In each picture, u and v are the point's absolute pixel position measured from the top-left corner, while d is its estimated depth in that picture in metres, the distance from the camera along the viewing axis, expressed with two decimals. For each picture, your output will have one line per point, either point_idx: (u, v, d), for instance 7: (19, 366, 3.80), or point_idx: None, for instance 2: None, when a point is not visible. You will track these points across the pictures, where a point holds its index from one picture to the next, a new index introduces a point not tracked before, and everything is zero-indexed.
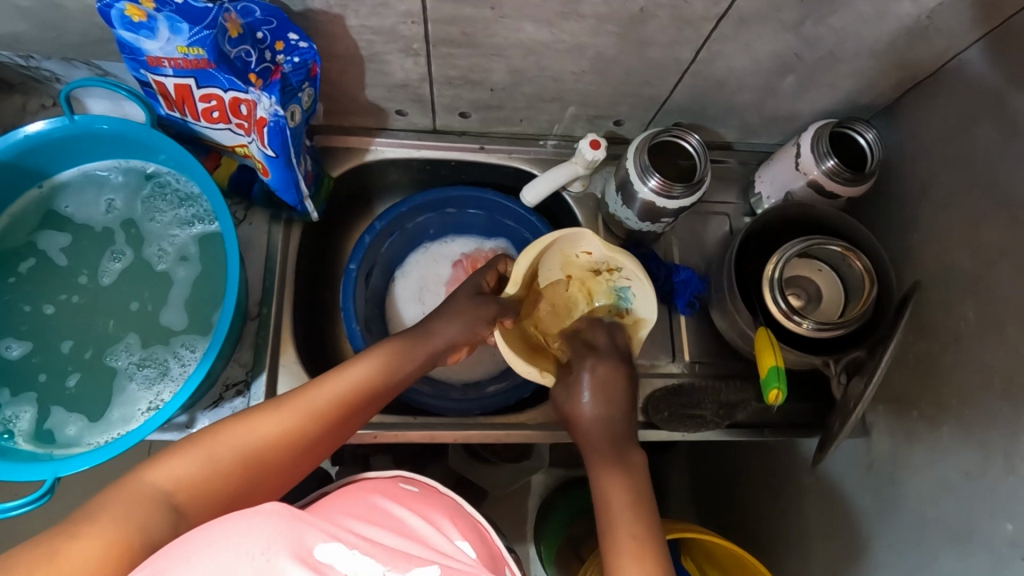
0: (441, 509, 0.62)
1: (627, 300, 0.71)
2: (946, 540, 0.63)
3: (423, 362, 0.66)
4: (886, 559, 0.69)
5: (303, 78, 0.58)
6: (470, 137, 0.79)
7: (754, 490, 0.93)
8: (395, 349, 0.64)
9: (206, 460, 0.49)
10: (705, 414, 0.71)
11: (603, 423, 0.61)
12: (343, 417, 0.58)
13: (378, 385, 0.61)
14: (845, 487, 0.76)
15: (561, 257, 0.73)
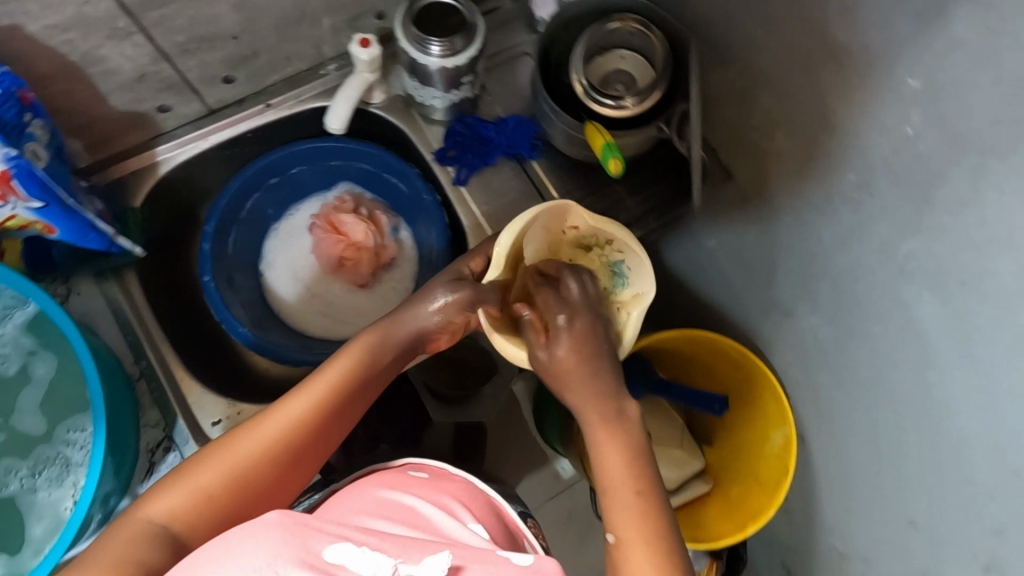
0: (452, 488, 0.62)
1: (622, 276, 0.65)
2: (821, 215, 0.70)
3: (402, 346, 0.63)
4: (794, 259, 0.78)
5: (20, 110, 0.53)
6: (250, 101, 0.75)
7: (687, 275, 1.01)
8: (368, 343, 0.61)
9: (191, 492, 0.49)
10: None
11: (589, 379, 0.57)
12: (326, 422, 0.57)
13: (355, 383, 0.59)
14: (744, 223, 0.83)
15: (546, 232, 0.65)
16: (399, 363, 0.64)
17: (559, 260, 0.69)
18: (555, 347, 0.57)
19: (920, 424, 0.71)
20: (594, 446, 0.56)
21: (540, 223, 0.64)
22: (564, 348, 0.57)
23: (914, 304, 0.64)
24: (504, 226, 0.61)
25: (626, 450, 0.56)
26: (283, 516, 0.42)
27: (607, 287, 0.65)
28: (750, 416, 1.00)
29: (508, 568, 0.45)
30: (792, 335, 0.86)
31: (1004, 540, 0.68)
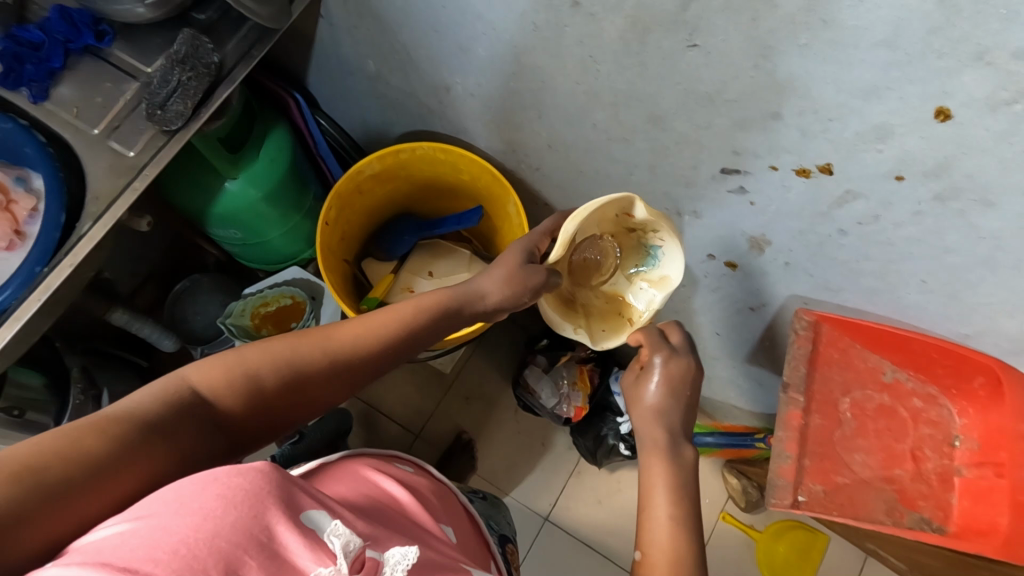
0: (419, 487, 0.71)
1: (656, 256, 0.82)
2: None
3: (466, 312, 0.71)
4: (409, 25, 0.79)
5: None
6: None
7: (398, 102, 1.02)
8: (448, 303, 0.69)
9: (244, 374, 0.54)
10: (180, 78, 0.72)
11: (676, 411, 0.66)
12: (372, 367, 0.63)
13: (410, 335, 0.65)
14: (368, 21, 0.84)
15: (603, 217, 0.79)
16: (463, 322, 0.72)
17: (605, 233, 0.84)
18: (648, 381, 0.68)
19: (559, 113, 0.76)
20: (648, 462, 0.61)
21: (599, 211, 0.77)
22: (655, 384, 0.68)
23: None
24: (571, 219, 0.74)
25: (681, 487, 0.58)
26: (271, 468, 0.42)
27: (640, 256, 0.84)
28: (494, 207, 1.04)
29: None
30: (476, 105, 0.88)
31: (661, 171, 0.74)
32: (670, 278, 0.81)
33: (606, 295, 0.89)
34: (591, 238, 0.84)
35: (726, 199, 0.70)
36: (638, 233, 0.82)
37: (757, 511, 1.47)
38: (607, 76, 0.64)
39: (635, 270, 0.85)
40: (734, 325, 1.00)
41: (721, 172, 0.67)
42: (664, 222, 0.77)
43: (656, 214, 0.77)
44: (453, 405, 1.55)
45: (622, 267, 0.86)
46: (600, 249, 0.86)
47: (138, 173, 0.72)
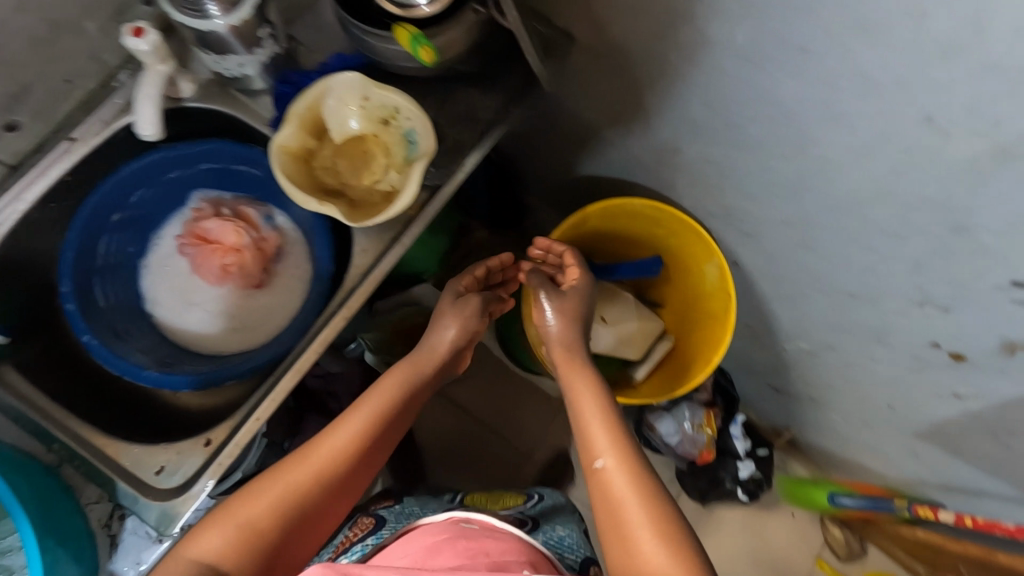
0: (501, 550, 0.61)
1: (415, 142, 0.71)
2: (661, 43, 0.71)
3: (430, 363, 0.81)
4: (663, 94, 0.79)
5: None
6: (54, 140, 0.69)
7: (594, 149, 1.01)
8: (398, 376, 0.77)
9: (242, 526, 0.60)
10: (456, 138, 0.73)
11: (603, 407, 0.69)
12: (365, 453, 0.70)
13: (384, 421, 0.73)
14: (609, 81, 0.84)
15: (345, 105, 0.71)
16: (428, 383, 0.81)
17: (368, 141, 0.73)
18: (601, 456, 0.65)
19: (817, 196, 0.75)
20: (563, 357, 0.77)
21: (337, 98, 0.70)
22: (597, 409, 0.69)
23: (773, 86, 0.65)
24: (299, 96, 0.67)
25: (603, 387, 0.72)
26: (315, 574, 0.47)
27: (405, 153, 0.72)
28: (682, 260, 1.04)
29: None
30: (703, 170, 0.87)
31: (922, 268, 0.73)
32: (430, 150, 0.69)
33: (374, 197, 0.71)
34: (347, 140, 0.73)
35: (997, 305, 0.69)
36: (394, 119, 0.71)
37: (855, 563, 1.47)
38: (918, 182, 0.63)
39: (406, 162, 0.71)
40: (915, 402, 0.99)
41: (1011, 285, 0.66)
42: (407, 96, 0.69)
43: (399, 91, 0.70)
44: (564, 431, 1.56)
45: (396, 161, 0.72)
46: (369, 164, 0.73)
47: (405, 228, 0.72)
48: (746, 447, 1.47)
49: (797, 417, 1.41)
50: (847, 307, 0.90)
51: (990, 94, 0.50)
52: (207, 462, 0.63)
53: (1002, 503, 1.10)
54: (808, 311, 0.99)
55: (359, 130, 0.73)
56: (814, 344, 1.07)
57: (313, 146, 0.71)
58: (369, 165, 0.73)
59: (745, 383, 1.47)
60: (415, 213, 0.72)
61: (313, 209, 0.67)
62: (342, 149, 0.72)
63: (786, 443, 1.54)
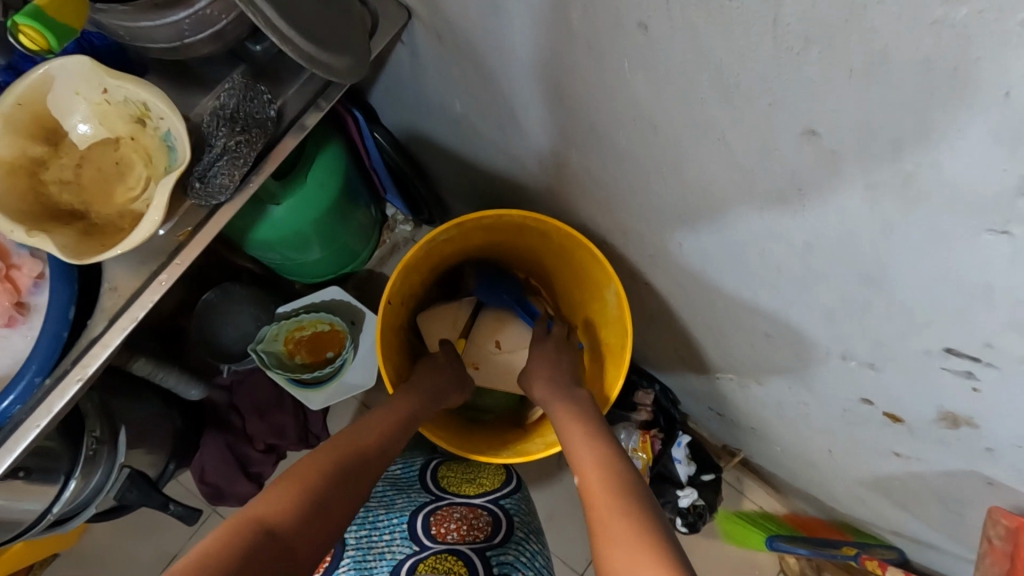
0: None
1: (173, 149, 0.55)
2: (497, 17, 0.54)
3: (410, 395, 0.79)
4: (521, 84, 0.62)
5: None
6: None
7: (478, 147, 0.85)
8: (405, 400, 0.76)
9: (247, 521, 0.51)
10: (224, 145, 0.55)
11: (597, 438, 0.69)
12: (369, 469, 0.65)
13: (387, 441, 0.70)
14: (464, 67, 0.67)
15: (81, 103, 0.55)
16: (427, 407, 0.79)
17: (125, 149, 0.57)
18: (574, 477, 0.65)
19: (707, 222, 0.58)
20: (548, 394, 0.80)
21: (67, 95, 0.54)
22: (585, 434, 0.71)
23: (625, 78, 0.49)
24: (3, 92, 0.51)
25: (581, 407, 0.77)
26: None
27: (166, 164, 0.55)
28: (582, 282, 0.87)
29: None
30: (588, 179, 0.71)
31: (840, 318, 0.56)
32: (184, 161, 0.53)
33: (125, 221, 0.55)
34: (97, 149, 0.57)
35: (931, 374, 0.52)
36: (148, 119, 0.55)
37: None
38: (814, 214, 0.45)
39: (165, 174, 0.55)
40: (857, 455, 0.83)
41: (943, 351, 0.49)
42: (151, 87, 0.53)
43: (145, 83, 0.53)
44: None
45: (156, 172, 0.56)
46: (124, 180, 0.57)
47: (169, 260, 0.57)
48: (689, 472, 1.31)
49: (744, 442, 1.26)
50: (768, 346, 0.74)
51: (880, 100, 0.34)
52: None
53: (959, 560, 0.95)
54: (729, 346, 0.83)
55: (108, 133, 0.57)
56: (744, 378, 0.90)
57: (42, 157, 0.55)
58: (125, 179, 0.56)
59: (689, 403, 1.32)
60: (185, 237, 0.57)
61: (19, 239, 0.50)
62: (88, 161, 0.56)
63: (739, 461, 1.38)
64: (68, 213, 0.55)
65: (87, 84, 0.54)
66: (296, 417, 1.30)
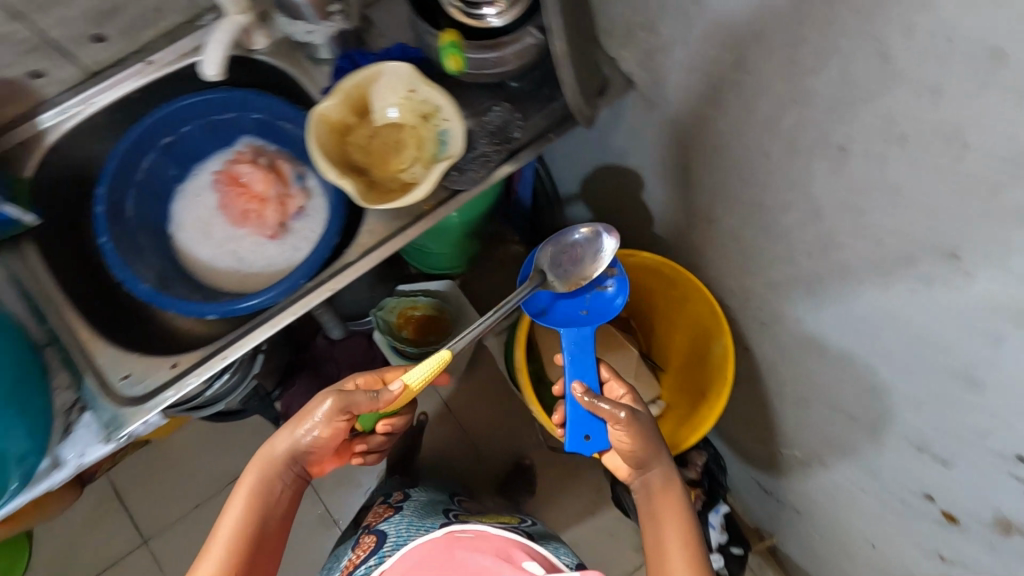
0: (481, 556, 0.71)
1: (446, 143, 0.73)
2: (711, 108, 0.70)
3: (277, 458, 0.74)
4: (705, 161, 0.78)
5: None
6: (132, 59, 0.74)
7: (634, 200, 1.02)
8: (257, 468, 0.73)
9: None
10: (486, 150, 0.73)
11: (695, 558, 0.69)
12: (254, 544, 0.69)
13: (261, 502, 0.71)
14: (657, 135, 0.83)
15: (389, 92, 0.74)
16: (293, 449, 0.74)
17: (404, 131, 0.75)
18: None
19: (835, 305, 0.71)
20: (653, 485, 0.74)
21: (382, 86, 0.73)
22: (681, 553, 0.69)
23: (808, 180, 0.64)
24: (347, 74, 0.70)
25: (687, 534, 0.70)
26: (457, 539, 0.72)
27: (435, 151, 0.73)
28: (693, 333, 1.00)
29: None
30: (729, 248, 0.86)
31: (927, 414, 0.68)
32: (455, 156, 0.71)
33: (395, 184, 0.73)
34: (385, 126, 0.75)
35: (999, 478, 0.63)
36: (433, 117, 0.73)
37: None
38: (936, 321, 0.58)
39: (433, 159, 0.73)
40: (900, 552, 0.91)
41: (1015, 458, 0.60)
42: (445, 94, 0.71)
43: (442, 89, 0.72)
44: (542, 463, 1.52)
45: (425, 156, 0.74)
46: (398, 153, 0.75)
47: (414, 222, 0.74)
48: (721, 540, 1.39)
49: (781, 526, 1.33)
50: (846, 428, 0.85)
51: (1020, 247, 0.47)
52: (168, 381, 0.67)
53: None
54: (808, 421, 0.94)
55: (398, 118, 0.75)
56: (810, 457, 1.00)
57: (351, 123, 0.74)
58: (400, 153, 0.75)
59: (736, 475, 1.40)
60: (428, 208, 0.74)
61: (331, 179, 0.69)
62: (378, 133, 0.75)
63: (766, 547, 1.45)
64: (357, 165, 0.74)
65: (401, 82, 0.72)
66: None
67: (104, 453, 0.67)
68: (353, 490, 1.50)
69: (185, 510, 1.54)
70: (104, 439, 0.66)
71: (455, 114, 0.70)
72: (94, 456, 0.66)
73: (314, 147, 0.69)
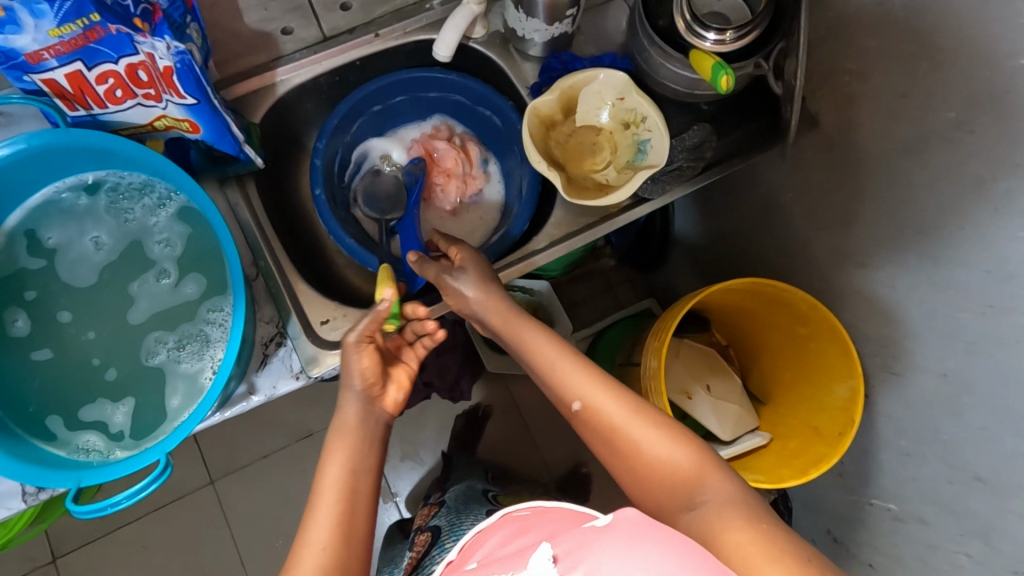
0: (552, 520, 0.60)
1: (644, 151, 0.77)
2: (908, 160, 0.73)
3: (350, 424, 0.65)
4: (879, 207, 0.81)
5: (196, 79, 0.59)
6: (361, 30, 0.79)
7: (773, 234, 1.05)
8: (339, 443, 0.63)
9: None
10: (682, 164, 0.77)
11: (604, 387, 0.64)
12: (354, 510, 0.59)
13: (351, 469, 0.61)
14: (827, 175, 0.87)
15: (597, 97, 0.77)
16: (353, 396, 0.66)
17: (601, 134, 0.80)
18: (577, 402, 0.64)
19: (997, 370, 0.74)
20: (522, 349, 0.70)
21: (592, 90, 0.77)
22: (577, 396, 0.64)
23: (1005, 242, 0.67)
24: (566, 76, 0.74)
25: (558, 342, 0.69)
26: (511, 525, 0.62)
27: (631, 157, 0.78)
28: (811, 367, 1.03)
29: (592, 534, 0.44)
30: (877, 294, 0.89)
31: None
32: (657, 165, 0.74)
33: (589, 182, 0.78)
34: (584, 128, 0.80)
35: None
36: (634, 126, 0.77)
37: None
38: None
39: (628, 166, 0.78)
40: None
41: None
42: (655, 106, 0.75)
43: (651, 101, 0.75)
44: (603, 473, 1.55)
45: (619, 160, 0.79)
46: (593, 153, 0.80)
47: (601, 222, 0.77)
48: None
49: None
50: (967, 487, 0.87)
51: None
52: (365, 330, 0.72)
53: None
54: (917, 475, 0.96)
55: (599, 123, 0.80)
56: (906, 512, 1.02)
57: (555, 120, 0.78)
58: (595, 154, 0.79)
59: (799, 520, 1.41)
60: (615, 211, 0.77)
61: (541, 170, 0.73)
62: (576, 132, 0.79)
63: None
64: (556, 159, 0.78)
65: (611, 89, 0.76)
66: (469, 368, 1.51)
67: (293, 387, 0.71)
68: (418, 466, 1.54)
69: (253, 458, 1.60)
70: (296, 375, 0.70)
71: (665, 129, 0.73)
72: (285, 389, 0.71)
73: (526, 138, 0.74)
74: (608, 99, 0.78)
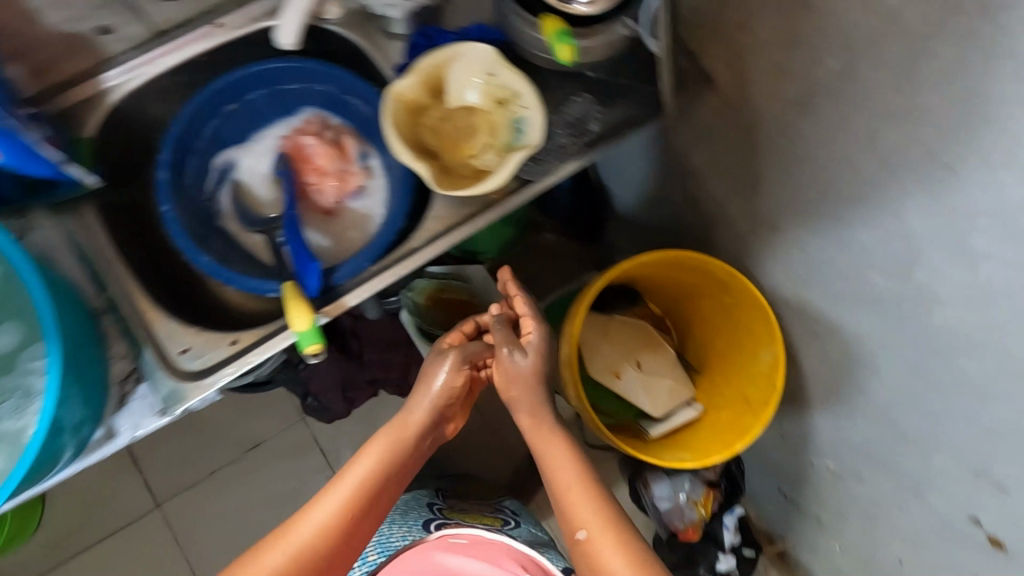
0: None
1: (522, 131, 0.70)
2: (799, 115, 0.69)
3: (411, 436, 0.74)
4: (779, 167, 0.76)
5: None
6: (200, 20, 0.72)
7: (689, 200, 1.00)
8: (383, 446, 0.73)
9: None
10: (564, 142, 0.71)
11: (614, 541, 0.65)
12: (360, 511, 0.69)
13: (378, 478, 0.71)
14: (728, 135, 0.81)
15: (467, 75, 0.71)
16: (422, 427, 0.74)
17: (477, 115, 0.73)
18: (581, 529, 0.66)
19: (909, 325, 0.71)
20: (551, 484, 0.70)
21: (460, 67, 0.70)
22: (588, 529, 0.66)
23: (899, 196, 0.63)
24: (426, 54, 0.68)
25: (581, 463, 0.71)
26: None
27: (508, 138, 0.71)
28: (739, 335, 0.99)
29: None
30: (791, 256, 0.85)
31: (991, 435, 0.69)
32: (533, 145, 0.69)
33: (466, 169, 0.72)
34: (458, 110, 0.73)
35: None
36: (509, 104, 0.71)
37: None
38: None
39: (507, 147, 0.71)
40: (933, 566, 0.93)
41: None
42: (526, 80, 0.69)
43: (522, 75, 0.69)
44: None
45: (498, 143, 0.72)
46: (469, 136, 0.73)
47: (484, 211, 0.72)
48: (733, 541, 1.40)
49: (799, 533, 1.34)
50: (896, 444, 0.85)
51: None
52: (228, 357, 0.65)
53: None
54: (849, 434, 0.94)
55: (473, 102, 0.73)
56: (845, 470, 1.00)
57: (423, 104, 0.71)
58: (472, 136, 0.73)
59: (756, 480, 1.40)
60: (497, 198, 0.72)
61: (407, 161, 0.67)
62: (449, 115, 0.73)
63: (776, 550, 1.46)
64: (427, 146, 0.72)
65: (480, 64, 0.70)
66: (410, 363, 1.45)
67: (161, 425, 0.65)
68: None
69: (199, 476, 1.54)
70: (159, 413, 0.64)
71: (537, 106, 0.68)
72: (149, 428, 0.65)
73: (386, 126, 0.67)
74: (479, 76, 0.72)
